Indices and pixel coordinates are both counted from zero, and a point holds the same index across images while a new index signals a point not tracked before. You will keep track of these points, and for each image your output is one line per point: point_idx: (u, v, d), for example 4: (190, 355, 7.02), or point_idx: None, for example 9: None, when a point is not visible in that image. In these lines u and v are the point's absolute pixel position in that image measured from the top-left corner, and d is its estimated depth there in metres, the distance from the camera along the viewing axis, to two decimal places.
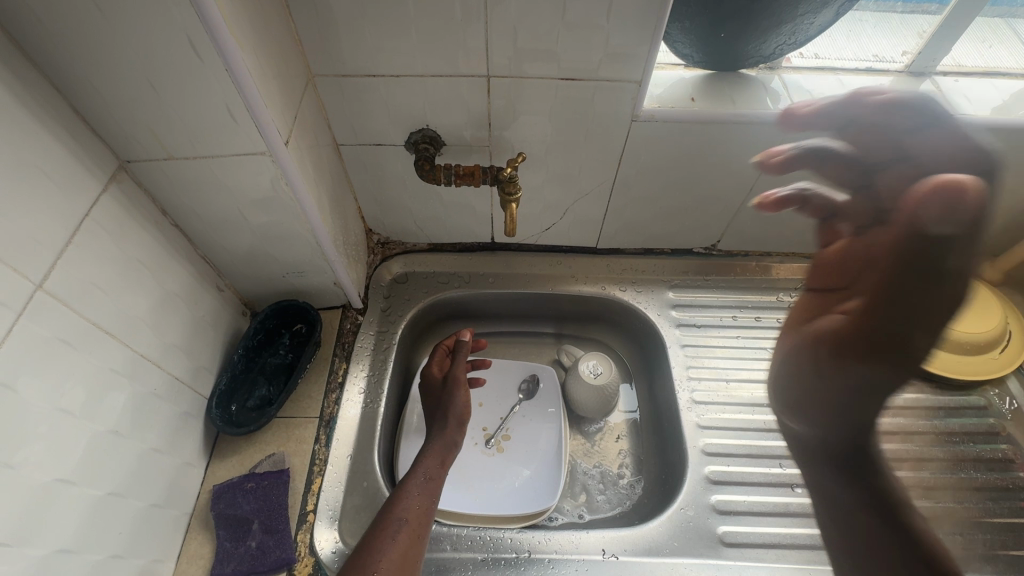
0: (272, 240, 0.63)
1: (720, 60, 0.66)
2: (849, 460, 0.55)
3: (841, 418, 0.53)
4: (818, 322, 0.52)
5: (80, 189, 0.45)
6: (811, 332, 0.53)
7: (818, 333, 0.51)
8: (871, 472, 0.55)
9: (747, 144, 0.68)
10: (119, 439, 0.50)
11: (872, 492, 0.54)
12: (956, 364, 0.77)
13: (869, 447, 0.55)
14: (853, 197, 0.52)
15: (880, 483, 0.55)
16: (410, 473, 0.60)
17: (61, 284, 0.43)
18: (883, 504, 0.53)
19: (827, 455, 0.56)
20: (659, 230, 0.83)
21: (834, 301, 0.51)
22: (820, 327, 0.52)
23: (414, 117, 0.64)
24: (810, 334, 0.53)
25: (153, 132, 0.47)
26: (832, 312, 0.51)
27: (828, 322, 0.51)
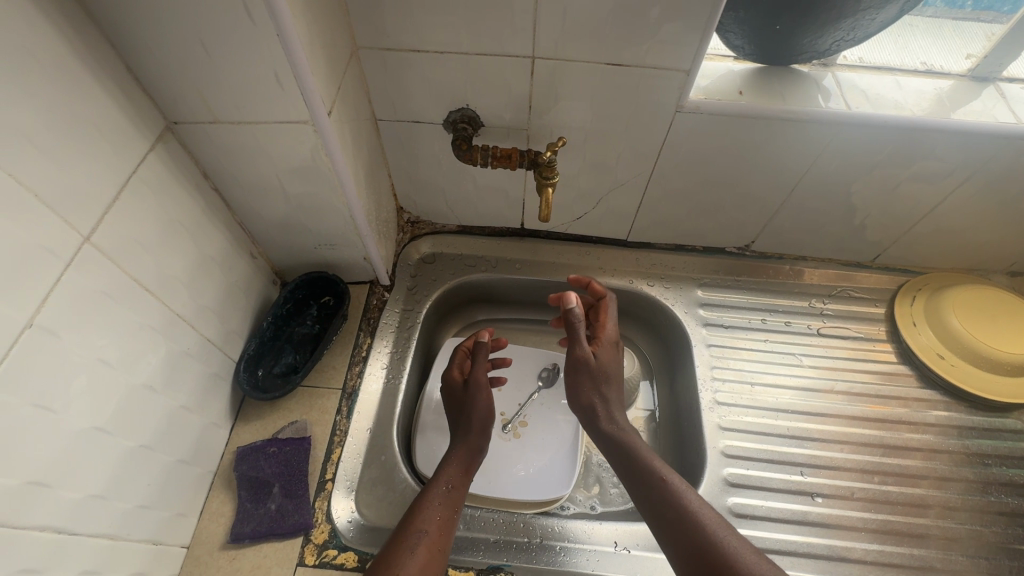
0: (306, 211, 0.63)
1: (772, 53, 0.64)
2: (607, 417, 0.66)
3: (612, 401, 0.68)
4: (618, 374, 0.70)
5: (130, 147, 0.46)
6: (616, 377, 0.69)
7: (595, 371, 0.68)
8: (608, 421, 0.66)
9: (792, 142, 0.65)
10: (152, 394, 0.51)
11: (613, 440, 0.64)
12: (994, 386, 0.74)
13: (611, 404, 0.67)
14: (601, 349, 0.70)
15: (622, 433, 0.64)
16: (431, 482, 0.60)
17: (107, 238, 0.44)
18: (626, 445, 0.63)
19: (592, 416, 0.67)
20: (692, 226, 0.82)
21: (605, 356, 0.70)
22: (592, 385, 0.68)
23: (455, 96, 0.64)
24: (614, 381, 0.69)
25: (201, 95, 0.48)
26: (608, 363, 0.70)
27: (607, 370, 0.69)
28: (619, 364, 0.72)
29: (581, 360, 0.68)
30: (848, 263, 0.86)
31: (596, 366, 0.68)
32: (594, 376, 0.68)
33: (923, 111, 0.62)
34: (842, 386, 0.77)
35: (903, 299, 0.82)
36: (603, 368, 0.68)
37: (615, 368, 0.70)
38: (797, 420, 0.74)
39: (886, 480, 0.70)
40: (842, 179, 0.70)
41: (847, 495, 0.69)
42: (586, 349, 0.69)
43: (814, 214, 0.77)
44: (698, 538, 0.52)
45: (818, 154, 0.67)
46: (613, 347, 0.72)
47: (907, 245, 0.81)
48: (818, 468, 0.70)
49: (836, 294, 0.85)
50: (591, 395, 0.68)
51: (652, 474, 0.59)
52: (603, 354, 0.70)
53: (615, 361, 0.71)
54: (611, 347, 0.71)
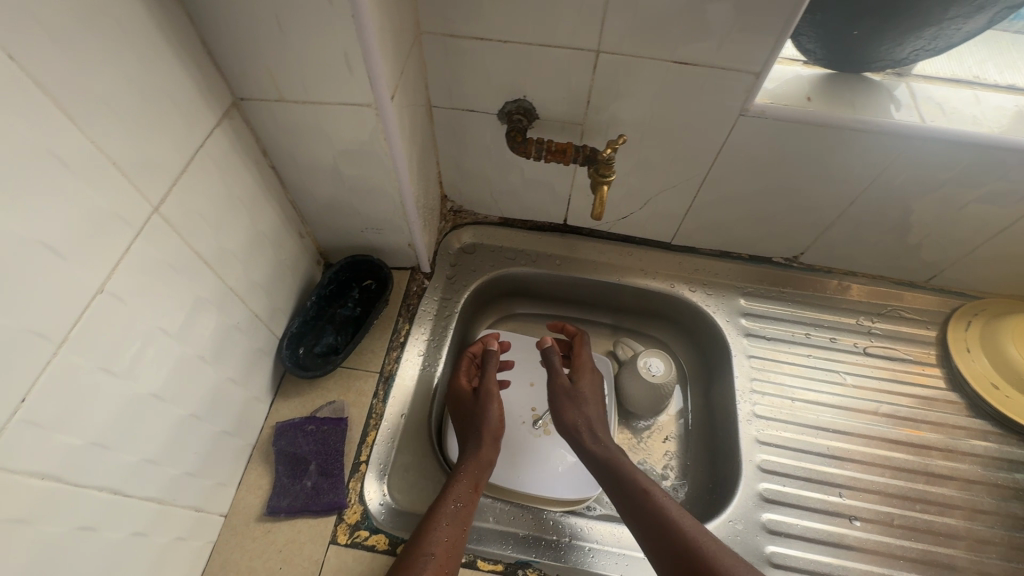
0: (358, 194, 0.63)
1: (845, 59, 0.61)
2: (592, 439, 0.67)
3: (595, 421, 0.69)
4: (596, 396, 0.72)
5: (199, 120, 0.47)
6: (594, 397, 0.72)
7: (571, 395, 0.72)
8: (593, 442, 0.66)
9: (858, 153, 0.63)
10: (203, 365, 0.52)
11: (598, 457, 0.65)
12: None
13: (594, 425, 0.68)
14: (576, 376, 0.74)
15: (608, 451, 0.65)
16: (440, 498, 0.58)
17: (174, 209, 0.45)
18: (610, 462, 0.63)
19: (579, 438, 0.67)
20: (740, 233, 0.80)
21: (579, 380, 0.73)
22: (573, 407, 0.69)
23: (513, 86, 0.63)
24: (593, 401, 0.71)
25: (269, 72, 0.48)
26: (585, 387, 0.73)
27: (583, 394, 0.71)
28: (600, 388, 0.74)
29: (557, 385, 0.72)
30: (900, 281, 0.83)
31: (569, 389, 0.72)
32: (571, 398, 0.71)
33: (1001, 128, 0.59)
34: (886, 409, 0.75)
35: (957, 324, 0.79)
36: (577, 389, 0.72)
37: (594, 392, 0.73)
38: (838, 439, 0.72)
39: (928, 509, 0.68)
40: (906, 195, 0.68)
41: (887, 521, 0.66)
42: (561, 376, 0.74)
43: (870, 230, 0.74)
44: (681, 543, 0.53)
45: (884, 168, 0.64)
46: (588, 373, 0.75)
47: (966, 268, 0.78)
48: (857, 491, 0.68)
49: (886, 313, 0.82)
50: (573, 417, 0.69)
51: (635, 486, 0.60)
52: (578, 377, 0.74)
53: (595, 385, 0.74)
54: (585, 373, 0.75)
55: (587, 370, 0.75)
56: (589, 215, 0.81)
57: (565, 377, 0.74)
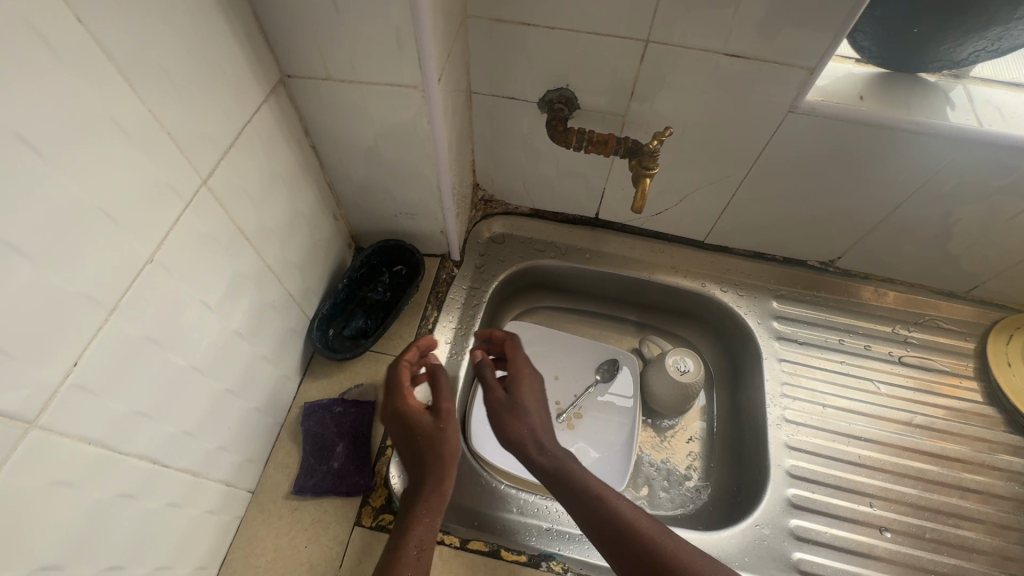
0: (395, 178, 0.63)
1: (901, 58, 0.60)
2: (536, 449, 0.61)
3: (540, 430, 0.63)
4: (537, 402, 0.66)
5: (248, 95, 0.46)
6: (535, 405, 0.65)
7: (509, 407, 0.64)
8: (537, 453, 0.60)
9: (909, 155, 0.61)
10: (240, 340, 0.52)
11: (546, 471, 0.59)
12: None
13: (538, 435, 0.62)
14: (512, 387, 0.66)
15: (557, 458, 0.60)
16: (396, 543, 0.52)
17: (221, 183, 0.45)
18: (562, 474, 0.58)
19: (524, 453, 0.61)
20: (776, 234, 0.78)
21: (518, 389, 0.66)
22: (519, 421, 0.63)
23: (557, 75, 0.62)
24: (534, 410, 0.65)
25: (319, 49, 0.48)
26: (527, 398, 0.65)
27: (524, 406, 0.64)
28: (540, 393, 0.67)
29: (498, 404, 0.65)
30: (940, 291, 0.81)
31: (508, 402, 0.65)
32: (511, 411, 0.64)
33: None
34: (920, 420, 0.73)
35: (998, 337, 0.77)
36: (516, 401, 0.65)
37: (536, 397, 0.67)
38: (869, 449, 0.70)
39: (962, 525, 0.66)
40: (955, 202, 0.65)
41: (919, 534, 0.65)
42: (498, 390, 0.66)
43: (914, 236, 0.72)
44: (642, 547, 0.51)
45: (935, 172, 0.62)
46: (525, 379, 0.67)
47: (1011, 281, 0.75)
48: (888, 502, 0.67)
49: (923, 323, 0.80)
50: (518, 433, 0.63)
51: (586, 492, 0.55)
52: (516, 388, 0.66)
53: (535, 390, 0.67)
54: (524, 380, 0.67)
55: (526, 375, 0.67)
56: (631, 207, 0.79)
57: (501, 390, 0.66)
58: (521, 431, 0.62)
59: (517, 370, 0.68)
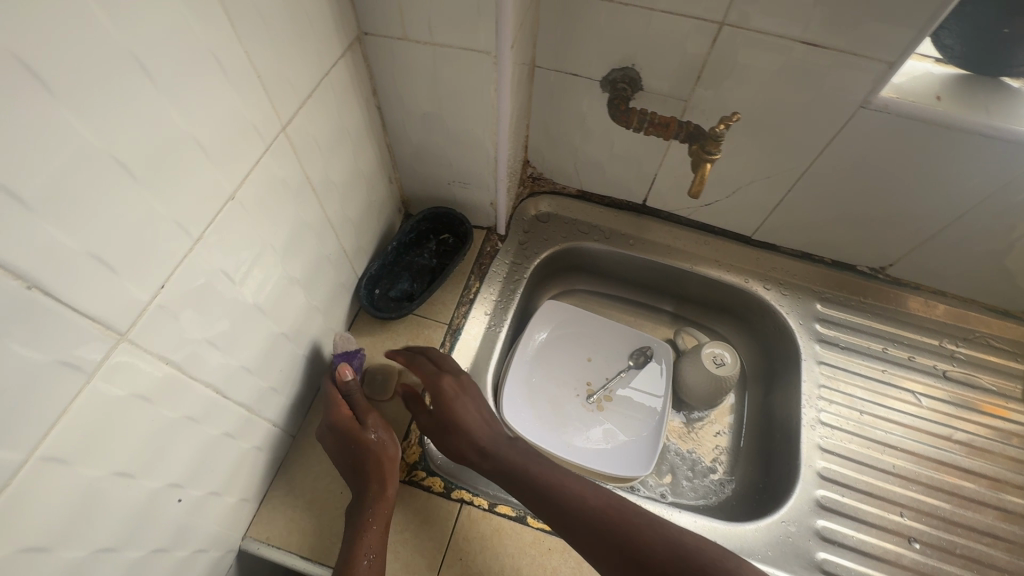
0: (453, 145, 0.64)
1: (984, 59, 0.57)
2: (479, 454, 0.57)
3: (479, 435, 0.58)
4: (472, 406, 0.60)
5: (329, 49, 0.48)
6: (470, 416, 0.59)
7: (442, 422, 0.59)
8: (481, 458, 0.57)
9: (983, 161, 0.59)
10: (297, 288, 0.54)
11: (495, 471, 0.56)
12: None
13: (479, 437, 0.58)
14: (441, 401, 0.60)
15: (501, 450, 0.57)
16: (348, 551, 0.51)
17: (297, 131, 0.46)
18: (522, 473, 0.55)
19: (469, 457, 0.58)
20: (829, 235, 0.76)
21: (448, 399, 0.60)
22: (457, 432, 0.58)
23: (623, 54, 0.62)
24: (471, 420, 0.59)
25: (398, 8, 0.49)
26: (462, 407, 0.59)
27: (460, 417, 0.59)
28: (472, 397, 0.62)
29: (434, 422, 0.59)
30: (994, 309, 0.78)
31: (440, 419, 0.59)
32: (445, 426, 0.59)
33: None
34: (960, 436, 0.71)
35: None
36: (449, 415, 0.59)
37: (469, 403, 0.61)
38: (904, 460, 0.69)
39: (995, 545, 0.64)
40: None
41: (948, 548, 0.64)
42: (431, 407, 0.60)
43: (974, 249, 0.70)
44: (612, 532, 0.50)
45: (1008, 181, 0.60)
46: (458, 383, 0.61)
47: None
48: (919, 514, 0.66)
49: (973, 339, 0.77)
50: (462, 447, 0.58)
51: (538, 482, 0.54)
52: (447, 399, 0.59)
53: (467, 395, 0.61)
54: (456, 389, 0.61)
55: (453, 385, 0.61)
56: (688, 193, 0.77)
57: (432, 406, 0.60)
58: (461, 444, 0.58)
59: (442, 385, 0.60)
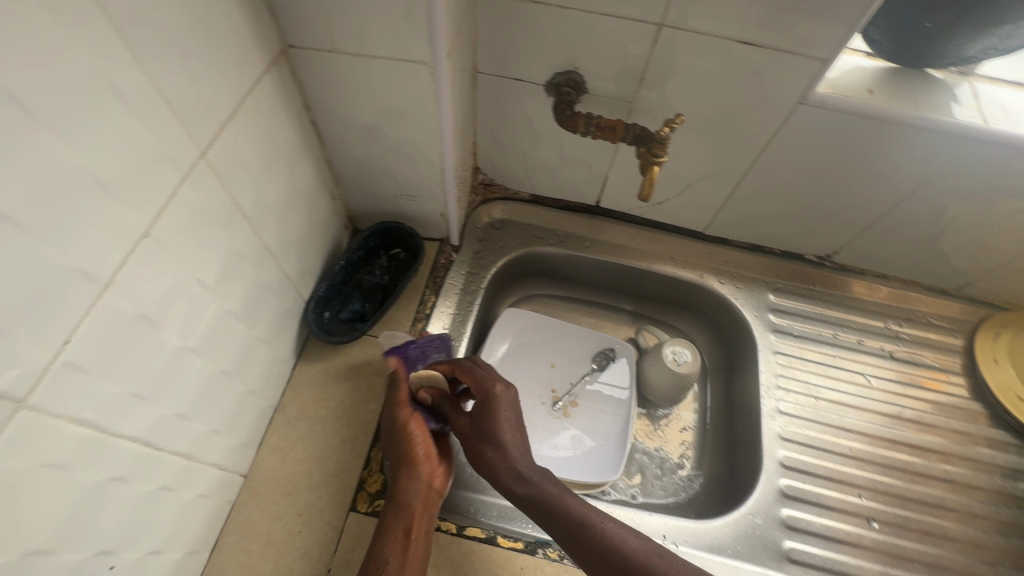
0: (396, 157, 0.61)
1: (910, 53, 0.59)
2: (511, 478, 0.53)
3: (509, 459, 0.53)
4: (507, 421, 0.56)
5: (249, 65, 0.44)
6: (509, 435, 0.55)
7: (477, 436, 0.55)
8: (515, 483, 0.52)
9: (915, 150, 0.61)
10: (235, 321, 0.50)
11: (528, 501, 0.52)
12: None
13: (512, 457, 0.53)
14: (473, 415, 0.57)
15: (534, 476, 0.52)
16: (374, 552, 0.51)
17: (219, 156, 0.43)
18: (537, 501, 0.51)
19: (499, 482, 0.53)
20: (777, 227, 0.78)
21: (480, 412, 0.57)
22: (479, 451, 0.55)
23: (565, 58, 0.61)
24: (508, 439, 0.54)
25: (324, 18, 0.46)
26: (488, 422, 0.56)
27: (489, 433, 0.55)
28: (515, 408, 0.57)
29: (464, 434, 0.57)
30: (932, 288, 0.82)
31: (475, 432, 0.56)
32: (483, 441, 0.55)
33: None
34: (908, 414, 0.74)
35: (986, 334, 0.78)
36: (486, 429, 0.55)
37: (510, 415, 0.57)
38: (858, 442, 0.72)
39: (944, 515, 0.67)
40: (955, 199, 0.66)
41: (904, 524, 0.66)
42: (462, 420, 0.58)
43: (911, 234, 0.73)
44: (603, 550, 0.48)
45: (939, 168, 0.62)
46: (492, 395, 0.57)
47: (999, 280, 0.77)
48: (876, 493, 0.68)
49: (915, 319, 0.81)
50: (495, 463, 0.54)
51: (570, 520, 0.49)
52: (484, 413, 0.56)
53: (511, 413, 0.57)
54: (487, 401, 0.57)
55: (484, 395, 0.58)
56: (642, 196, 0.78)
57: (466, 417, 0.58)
58: (492, 458, 0.54)
59: (483, 394, 0.58)
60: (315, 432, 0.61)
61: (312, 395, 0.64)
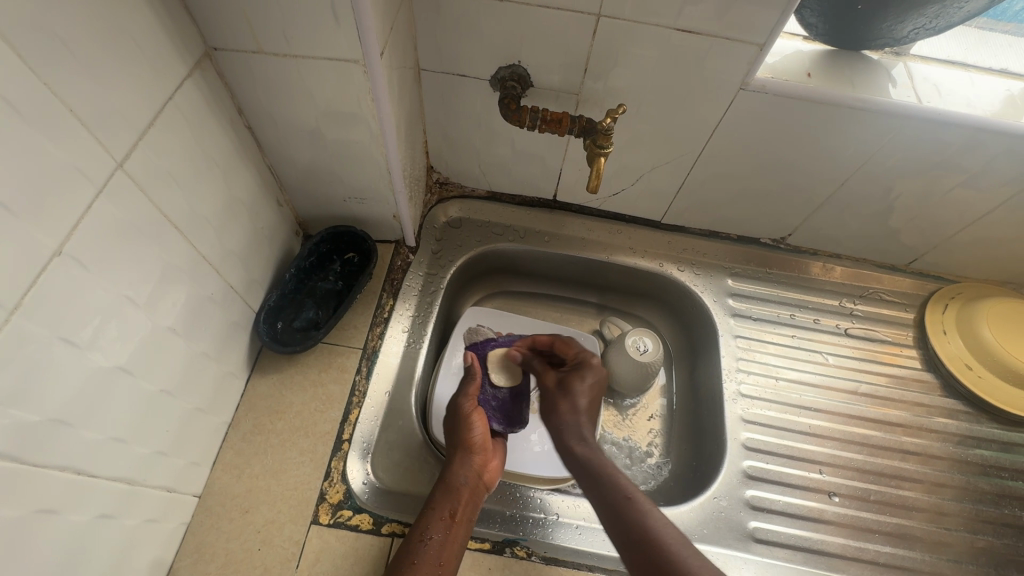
0: (341, 160, 0.60)
1: (845, 34, 0.60)
2: (573, 437, 0.58)
3: (579, 420, 0.60)
4: (588, 391, 0.63)
5: (167, 70, 0.43)
6: (586, 399, 0.62)
7: (562, 392, 0.63)
8: (576, 442, 0.57)
9: (856, 131, 0.62)
10: (175, 338, 0.48)
11: (579, 461, 0.55)
12: (1000, 394, 0.74)
13: (581, 421, 0.59)
14: (560, 375, 0.66)
15: (593, 446, 0.56)
16: (419, 525, 0.53)
17: (140, 167, 0.41)
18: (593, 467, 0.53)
19: (562, 438, 0.59)
20: (731, 213, 0.79)
21: (569, 374, 0.65)
22: (557, 402, 0.62)
23: (508, 52, 0.60)
24: (585, 402, 0.62)
25: (246, 19, 0.44)
26: (573, 383, 0.63)
27: (568, 392, 0.62)
28: (600, 384, 0.64)
29: (551, 388, 0.65)
30: (883, 265, 0.84)
31: (561, 386, 0.64)
32: (563, 396, 0.63)
33: (993, 110, 0.59)
34: (865, 388, 0.76)
35: (935, 307, 0.80)
36: (569, 386, 0.63)
37: (593, 387, 0.64)
38: (818, 419, 0.73)
39: (902, 485, 0.69)
40: (897, 177, 0.67)
41: (864, 496, 0.68)
42: (551, 377, 0.66)
43: (859, 213, 0.74)
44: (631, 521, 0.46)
45: (880, 148, 0.64)
46: (585, 366, 0.65)
47: (945, 254, 0.79)
48: (837, 468, 0.70)
49: (868, 296, 0.83)
50: (566, 417, 0.60)
51: (616, 494, 0.49)
52: (571, 376, 0.64)
53: (593, 386, 0.64)
54: (582, 366, 0.65)
55: (576, 363, 0.66)
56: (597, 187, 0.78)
57: (553, 376, 0.66)
58: (563, 409, 0.61)
59: (576, 361, 0.66)
60: (272, 445, 0.60)
61: (268, 407, 0.62)
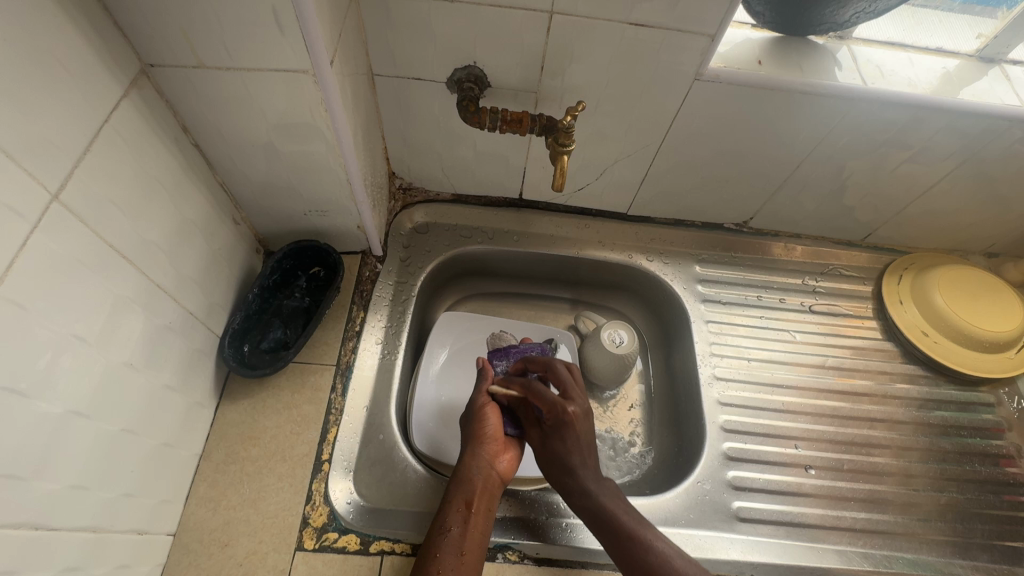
0: (297, 173, 0.58)
1: (790, 22, 0.62)
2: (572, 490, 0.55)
3: (574, 475, 0.56)
4: (578, 443, 0.57)
5: (99, 91, 0.40)
6: (577, 451, 0.57)
7: (548, 449, 0.58)
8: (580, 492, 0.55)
9: (806, 116, 0.64)
10: (134, 373, 0.46)
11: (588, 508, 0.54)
12: (993, 364, 0.77)
13: (574, 474, 0.56)
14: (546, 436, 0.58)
15: (596, 492, 0.55)
16: (437, 520, 0.53)
17: (78, 198, 0.38)
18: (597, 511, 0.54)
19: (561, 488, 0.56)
20: (694, 200, 0.80)
21: (553, 434, 0.58)
22: (548, 464, 0.57)
23: (462, 53, 0.59)
24: (577, 457, 0.56)
25: (183, 34, 0.42)
26: (557, 446, 0.57)
27: (556, 458, 0.57)
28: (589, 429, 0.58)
29: (537, 445, 0.59)
30: (840, 241, 0.87)
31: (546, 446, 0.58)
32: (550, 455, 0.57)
33: (931, 88, 0.62)
34: (832, 362, 0.79)
35: (891, 278, 0.83)
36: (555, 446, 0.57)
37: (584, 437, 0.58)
38: (790, 395, 0.75)
39: (871, 451, 0.72)
40: (848, 157, 0.70)
41: (837, 466, 0.71)
42: (535, 434, 0.59)
43: (815, 192, 0.77)
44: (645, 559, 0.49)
45: (831, 130, 0.66)
46: (568, 420, 0.57)
47: (896, 227, 0.82)
48: (811, 442, 0.72)
49: (828, 272, 0.86)
50: (560, 473, 0.56)
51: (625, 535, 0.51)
52: (557, 434, 0.57)
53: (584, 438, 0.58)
54: (564, 423, 0.57)
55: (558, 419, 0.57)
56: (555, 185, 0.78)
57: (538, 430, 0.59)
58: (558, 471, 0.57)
59: (559, 416, 0.58)
60: (248, 473, 0.58)
61: (240, 434, 0.60)
